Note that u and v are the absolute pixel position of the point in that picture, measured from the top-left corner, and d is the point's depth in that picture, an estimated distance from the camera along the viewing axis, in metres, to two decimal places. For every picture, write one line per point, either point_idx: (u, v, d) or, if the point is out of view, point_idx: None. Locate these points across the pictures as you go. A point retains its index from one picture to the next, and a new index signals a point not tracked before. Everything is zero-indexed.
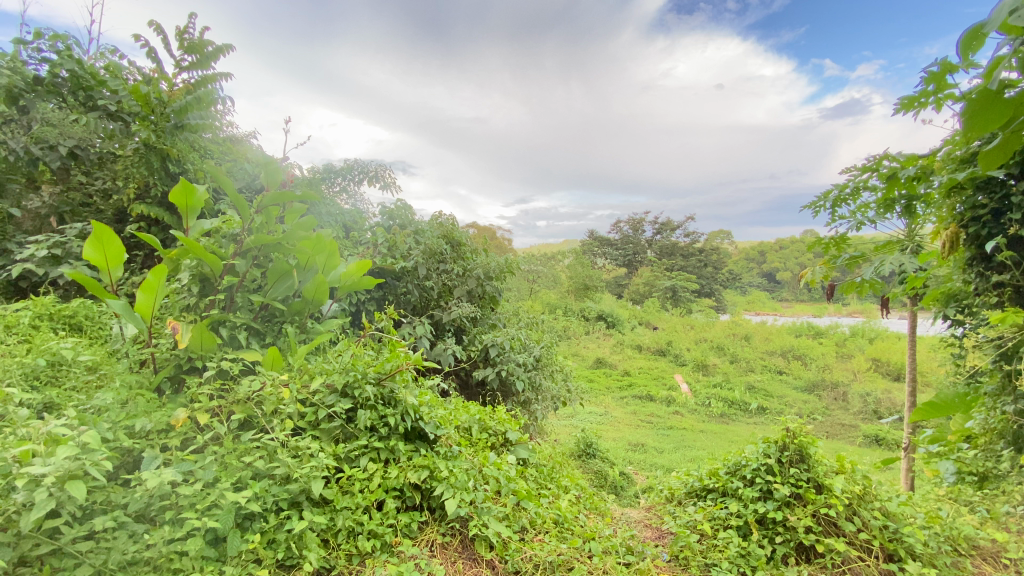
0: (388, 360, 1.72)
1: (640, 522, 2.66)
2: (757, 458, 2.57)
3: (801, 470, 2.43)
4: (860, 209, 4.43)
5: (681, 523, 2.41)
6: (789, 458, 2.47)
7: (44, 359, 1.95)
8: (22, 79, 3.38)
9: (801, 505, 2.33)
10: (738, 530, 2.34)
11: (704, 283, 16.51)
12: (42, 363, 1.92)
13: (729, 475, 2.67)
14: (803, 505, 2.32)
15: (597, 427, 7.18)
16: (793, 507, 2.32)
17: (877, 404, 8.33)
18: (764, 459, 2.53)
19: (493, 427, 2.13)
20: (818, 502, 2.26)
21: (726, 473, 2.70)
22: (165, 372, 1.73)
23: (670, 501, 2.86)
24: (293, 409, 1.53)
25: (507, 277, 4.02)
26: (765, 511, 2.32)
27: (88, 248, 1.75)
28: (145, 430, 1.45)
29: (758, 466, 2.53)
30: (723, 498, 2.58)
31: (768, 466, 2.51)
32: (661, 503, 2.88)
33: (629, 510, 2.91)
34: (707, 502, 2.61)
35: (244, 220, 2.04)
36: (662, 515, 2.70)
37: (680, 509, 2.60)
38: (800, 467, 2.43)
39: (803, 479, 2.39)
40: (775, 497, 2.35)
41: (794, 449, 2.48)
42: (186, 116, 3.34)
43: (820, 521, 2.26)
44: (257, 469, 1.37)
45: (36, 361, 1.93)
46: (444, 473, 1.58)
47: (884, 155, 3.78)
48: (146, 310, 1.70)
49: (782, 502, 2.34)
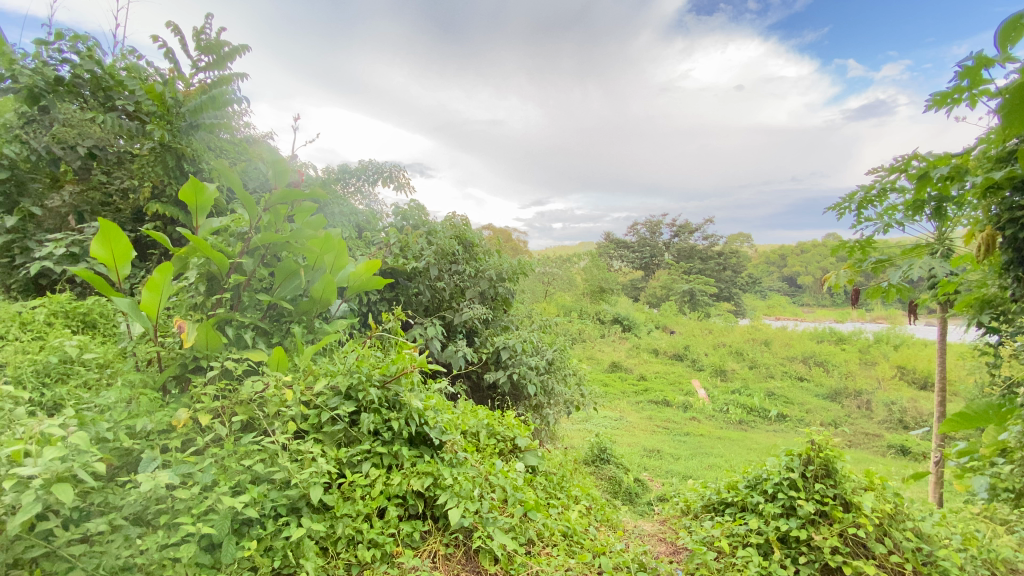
0: (393, 362, 1.68)
1: (654, 535, 2.59)
2: (780, 472, 2.46)
3: (827, 486, 2.32)
4: (886, 211, 4.29)
5: (698, 539, 2.32)
6: (814, 473, 2.35)
7: (55, 356, 1.95)
8: (44, 79, 3.45)
9: (827, 523, 2.22)
10: (759, 547, 2.25)
11: (723, 287, 16.23)
12: (53, 360, 1.93)
13: (749, 489, 2.57)
14: (829, 524, 2.22)
15: (612, 432, 7.09)
16: (819, 525, 2.22)
17: (903, 413, 8.07)
18: (788, 473, 2.42)
19: (502, 433, 2.06)
20: (846, 522, 2.15)
21: (745, 486, 2.59)
22: (170, 371, 1.71)
23: (687, 513, 2.78)
24: (296, 411, 1.49)
25: (521, 278, 3.97)
26: (788, 529, 2.22)
27: (96, 245, 1.75)
28: (146, 430, 1.43)
29: (781, 480, 2.42)
30: (742, 513, 2.48)
31: (792, 481, 2.40)
32: (677, 516, 2.80)
33: (644, 522, 2.84)
34: (725, 517, 2.51)
35: (251, 218, 1.99)
36: (679, 529, 2.61)
37: (697, 524, 2.51)
38: (825, 481, 2.32)
39: (828, 495, 2.28)
40: (799, 514, 2.25)
41: (819, 463, 2.36)
42: (201, 116, 3.36)
43: (847, 542, 2.16)
44: (257, 473, 1.33)
45: (48, 357, 1.94)
46: (448, 481, 1.52)
47: (914, 155, 3.63)
48: (152, 309, 1.69)
49: (806, 519, 2.24)
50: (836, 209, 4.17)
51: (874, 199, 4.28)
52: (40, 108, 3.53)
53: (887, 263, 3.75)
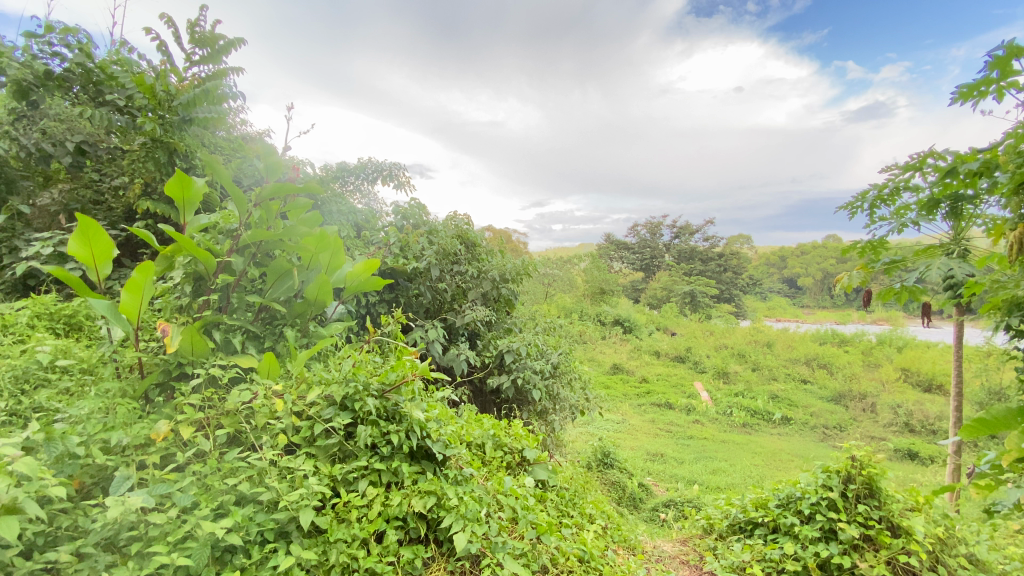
0: (393, 369, 1.55)
1: (676, 557, 2.62)
2: (818, 491, 2.54)
3: (872, 507, 2.43)
4: (899, 211, 4.18)
5: (727, 564, 2.40)
6: (858, 493, 2.47)
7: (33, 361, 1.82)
8: (32, 73, 3.32)
9: (873, 548, 2.32)
10: (796, 573, 2.29)
11: (725, 288, 16.06)
12: (32, 366, 1.80)
13: (781, 508, 2.64)
14: (875, 548, 2.32)
15: (615, 436, 6.97)
16: (864, 550, 2.32)
17: (909, 417, 7.95)
18: (828, 493, 2.50)
19: (509, 445, 1.94)
20: (896, 549, 2.26)
21: (777, 506, 2.67)
22: (152, 378, 1.59)
23: (710, 532, 2.86)
24: (287, 424, 1.37)
25: (524, 279, 3.86)
26: (829, 556, 2.29)
27: (74, 242, 1.63)
28: (122, 445, 1.31)
29: (819, 502, 2.50)
30: (777, 535, 2.55)
31: (831, 500, 2.49)
32: (699, 536, 2.87)
33: (663, 541, 2.85)
34: (758, 539, 2.58)
35: (241, 214, 1.86)
36: (703, 550, 2.68)
37: (724, 547, 2.59)
38: (870, 502, 2.43)
39: (874, 518, 2.38)
40: (842, 540, 2.33)
41: (863, 483, 2.47)
42: (193, 110, 3.15)
43: (897, 569, 2.25)
44: (242, 493, 1.21)
45: (25, 363, 1.81)
46: (453, 502, 1.39)
47: (931, 152, 3.53)
48: (132, 311, 1.56)
49: (849, 545, 2.32)
50: (847, 208, 4.06)
51: (886, 199, 4.18)
52: (28, 103, 3.38)
53: (902, 264, 3.65)
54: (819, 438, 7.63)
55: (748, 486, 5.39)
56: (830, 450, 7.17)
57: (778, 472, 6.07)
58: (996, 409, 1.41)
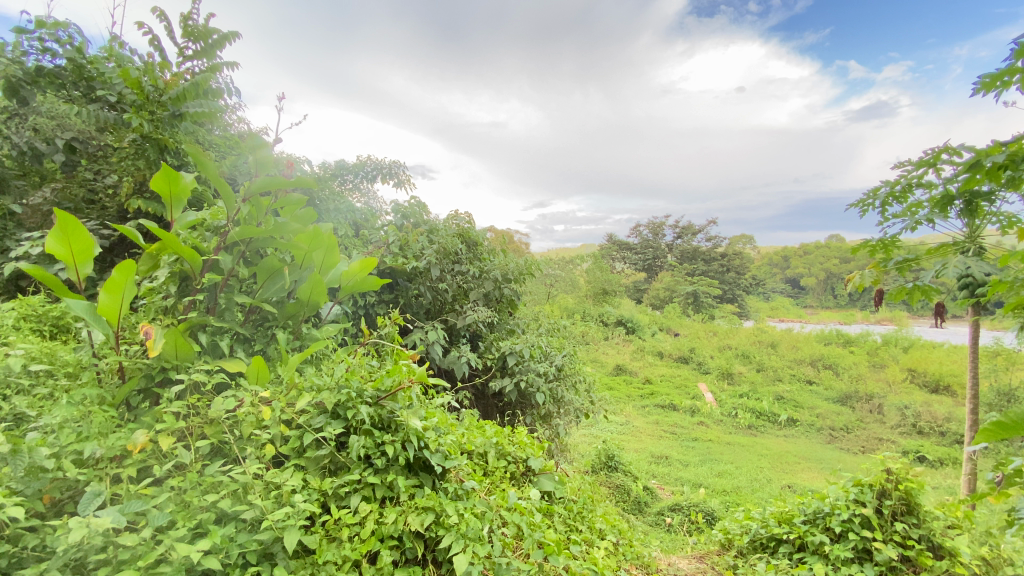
0: (388, 375, 1.45)
1: (692, 573, 2.58)
2: (850, 507, 2.55)
3: (912, 526, 2.45)
4: (911, 209, 4.08)
5: None
6: (897, 509, 2.49)
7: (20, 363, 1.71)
8: (21, 69, 3.18)
9: (913, 569, 2.33)
10: None
11: (727, 288, 15.77)
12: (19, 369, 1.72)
13: (808, 524, 2.65)
14: (916, 570, 2.33)
15: (619, 437, 6.88)
16: (900, 571, 2.32)
17: (917, 418, 7.81)
18: (862, 509, 2.52)
19: (514, 454, 1.85)
20: (935, 570, 2.25)
21: (803, 522, 2.67)
22: (133, 384, 1.49)
23: (730, 548, 2.84)
24: (275, 433, 1.27)
25: (527, 279, 3.77)
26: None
27: (52, 240, 1.53)
28: (97, 457, 1.22)
29: (852, 518, 2.50)
30: (806, 555, 2.53)
31: (865, 517, 2.50)
32: (717, 552, 2.86)
33: (679, 557, 2.79)
34: (788, 559, 2.56)
35: (229, 210, 1.76)
36: (722, 568, 2.63)
37: (748, 566, 2.55)
38: (910, 519, 2.45)
39: (914, 538, 2.40)
40: (877, 561, 2.33)
41: (902, 498, 2.49)
42: (184, 105, 3.04)
43: None
44: (222, 511, 1.11)
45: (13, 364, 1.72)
46: (453, 519, 1.28)
47: (946, 148, 3.43)
48: (112, 313, 1.46)
49: (885, 566, 2.33)
50: (858, 206, 3.96)
51: (897, 196, 4.08)
52: (18, 99, 3.24)
53: (915, 263, 3.58)
54: (826, 440, 7.53)
55: (755, 490, 5.29)
56: (838, 452, 7.05)
57: (785, 475, 5.96)
58: (1017, 413, 1.24)
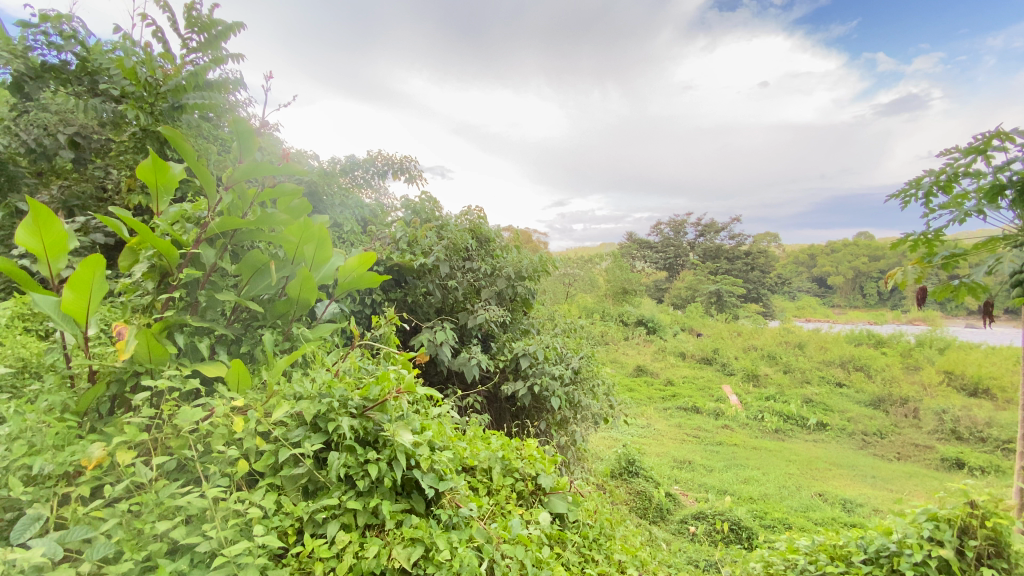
0: (376, 383, 1.28)
1: None
2: (922, 546, 2.33)
3: (1000, 568, 2.23)
4: (958, 200, 3.77)
5: None
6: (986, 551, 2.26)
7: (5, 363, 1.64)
8: (24, 64, 3.12)
9: None
10: None
11: (751, 287, 15.23)
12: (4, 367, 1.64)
13: (870, 565, 2.42)
14: None
15: (640, 441, 6.65)
16: None
17: (956, 423, 7.33)
18: (935, 551, 2.27)
19: (522, 471, 1.69)
20: None
21: (863, 561, 2.44)
22: (101, 390, 1.34)
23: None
24: (246, 448, 1.12)
25: (543, 277, 3.57)
26: None
27: (22, 233, 1.36)
28: (48, 473, 1.08)
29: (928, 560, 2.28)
30: None
31: (941, 559, 2.27)
32: None
33: None
34: None
35: (212, 200, 1.60)
36: None
37: None
38: (1000, 563, 2.23)
39: None
40: None
41: (987, 536, 2.28)
42: (184, 97, 2.91)
43: None
44: (175, 539, 0.96)
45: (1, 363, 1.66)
46: (444, 555, 1.12)
47: (1005, 132, 3.11)
48: (79, 312, 1.33)
49: None
50: (898, 198, 3.68)
51: (942, 187, 3.78)
52: (23, 95, 3.21)
53: (962, 259, 3.38)
54: (858, 446, 7.16)
55: (784, 498, 5.01)
56: (872, 459, 6.69)
57: (817, 483, 5.67)
58: None
